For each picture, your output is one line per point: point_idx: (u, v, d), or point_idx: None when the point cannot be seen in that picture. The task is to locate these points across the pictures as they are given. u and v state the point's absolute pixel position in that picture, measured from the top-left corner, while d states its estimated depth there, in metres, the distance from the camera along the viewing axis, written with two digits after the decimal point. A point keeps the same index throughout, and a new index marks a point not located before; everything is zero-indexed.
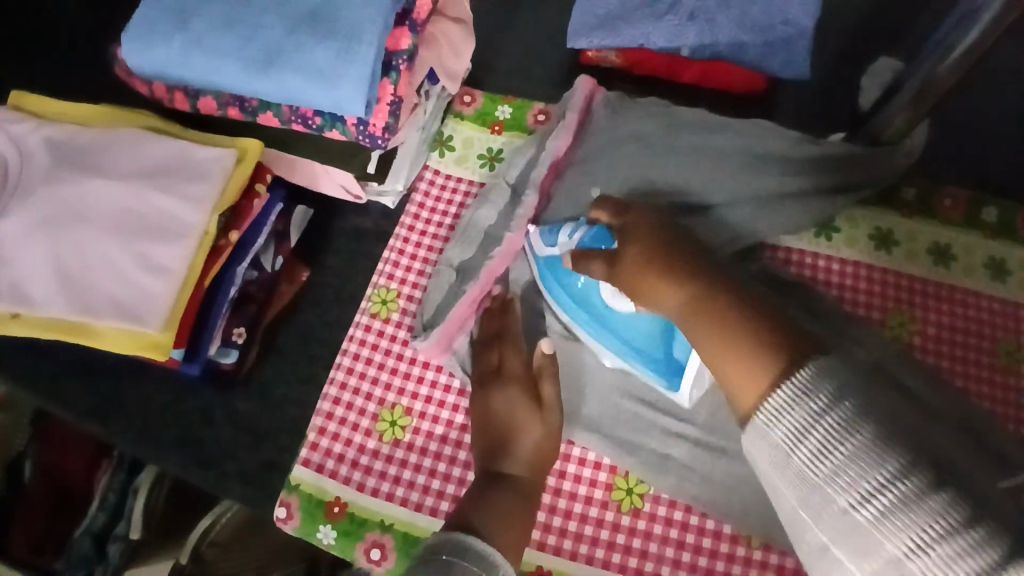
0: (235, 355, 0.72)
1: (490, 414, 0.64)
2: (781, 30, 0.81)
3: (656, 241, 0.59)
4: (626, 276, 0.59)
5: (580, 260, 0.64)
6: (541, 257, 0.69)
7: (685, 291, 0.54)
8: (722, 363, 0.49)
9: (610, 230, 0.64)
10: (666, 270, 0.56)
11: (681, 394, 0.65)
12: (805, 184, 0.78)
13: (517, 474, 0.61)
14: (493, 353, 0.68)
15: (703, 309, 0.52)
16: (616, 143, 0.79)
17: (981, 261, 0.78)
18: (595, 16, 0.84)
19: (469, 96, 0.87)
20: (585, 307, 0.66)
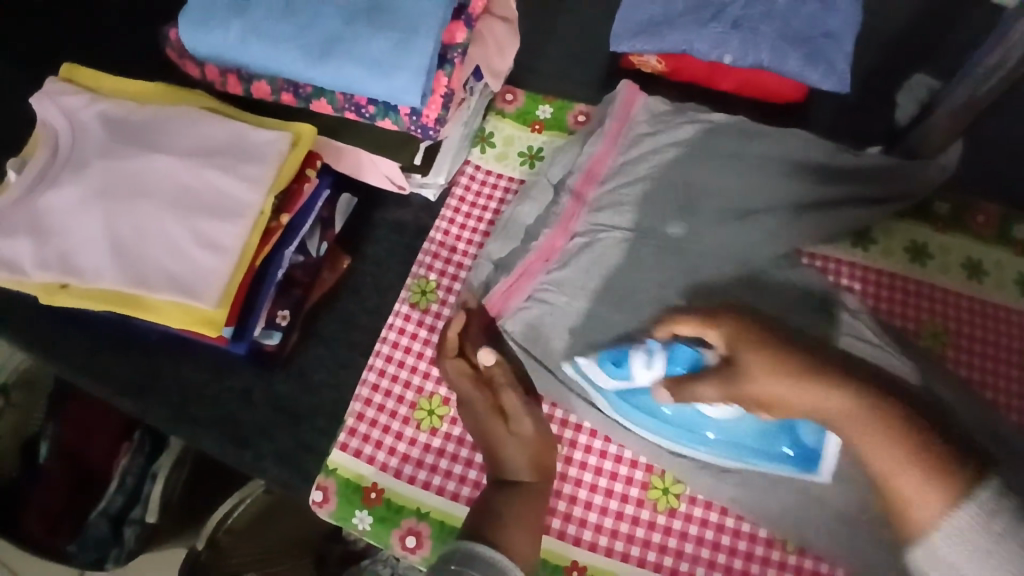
0: (277, 338, 0.72)
1: (477, 429, 0.66)
2: (823, 42, 0.81)
3: (759, 332, 0.57)
4: (748, 378, 0.55)
5: (678, 388, 0.59)
6: (608, 390, 0.66)
7: (835, 391, 0.52)
8: (880, 463, 0.49)
9: (700, 347, 0.61)
10: (792, 366, 0.54)
11: (819, 473, 0.61)
12: (843, 194, 0.79)
13: (522, 479, 0.63)
14: (459, 370, 0.69)
15: (865, 413, 0.51)
16: (655, 151, 0.81)
17: (1014, 277, 0.79)
18: (638, 22, 0.85)
19: (511, 94, 0.88)
20: (684, 429, 0.64)
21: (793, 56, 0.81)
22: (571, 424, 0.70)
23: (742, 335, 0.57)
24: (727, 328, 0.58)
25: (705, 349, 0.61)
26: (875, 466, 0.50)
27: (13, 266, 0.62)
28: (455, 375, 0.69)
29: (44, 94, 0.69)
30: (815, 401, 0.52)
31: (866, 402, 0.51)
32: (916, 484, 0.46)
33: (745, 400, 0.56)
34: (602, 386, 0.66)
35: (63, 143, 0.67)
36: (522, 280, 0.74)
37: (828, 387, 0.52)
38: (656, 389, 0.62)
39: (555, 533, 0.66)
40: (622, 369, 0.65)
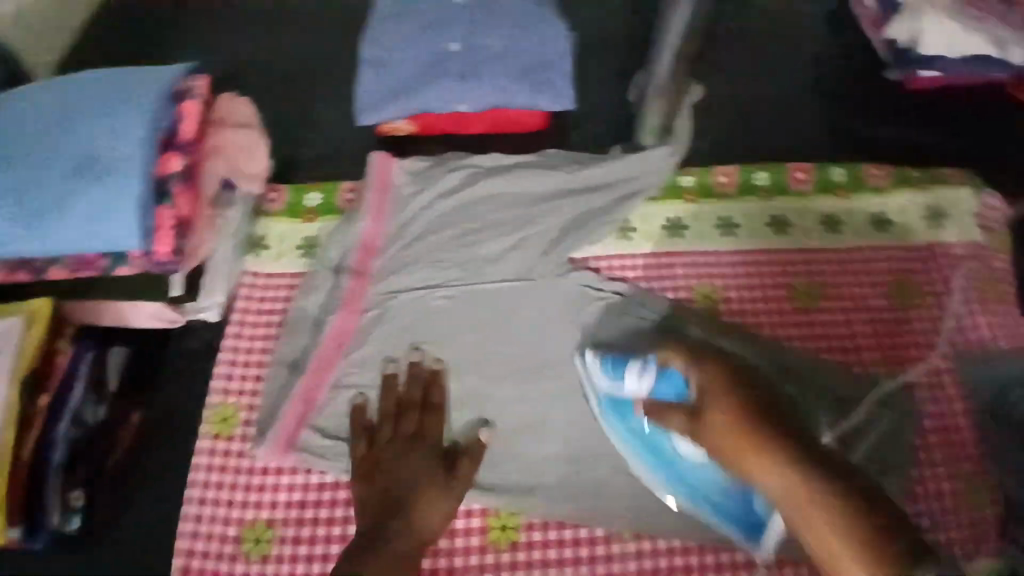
0: (79, 519, 0.70)
1: (391, 485, 0.65)
2: (544, 69, 0.87)
3: (733, 379, 0.63)
4: (704, 434, 0.62)
5: (654, 412, 0.66)
6: (602, 392, 0.71)
7: (774, 460, 0.57)
8: (769, 476, 0.57)
9: (686, 380, 0.65)
10: (743, 430, 0.60)
11: (762, 544, 0.65)
12: (596, 200, 0.87)
13: (399, 539, 0.62)
14: (412, 420, 0.70)
15: (783, 474, 0.56)
16: (422, 209, 0.85)
17: (764, 221, 0.88)
18: (378, 92, 0.88)
19: (274, 192, 0.88)
20: (655, 456, 0.68)
21: (520, 89, 0.86)
22: None
23: (710, 386, 0.63)
24: (712, 375, 0.64)
25: (690, 386, 0.65)
26: (793, 513, 0.55)
27: None
28: (402, 425, 0.70)
29: None
30: (748, 462, 0.59)
31: (807, 465, 0.56)
32: (832, 534, 0.52)
33: (715, 449, 0.62)
34: (596, 380, 0.72)
35: None
36: (320, 373, 0.74)
37: (750, 432, 0.59)
38: (638, 404, 0.68)
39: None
40: (616, 371, 0.70)
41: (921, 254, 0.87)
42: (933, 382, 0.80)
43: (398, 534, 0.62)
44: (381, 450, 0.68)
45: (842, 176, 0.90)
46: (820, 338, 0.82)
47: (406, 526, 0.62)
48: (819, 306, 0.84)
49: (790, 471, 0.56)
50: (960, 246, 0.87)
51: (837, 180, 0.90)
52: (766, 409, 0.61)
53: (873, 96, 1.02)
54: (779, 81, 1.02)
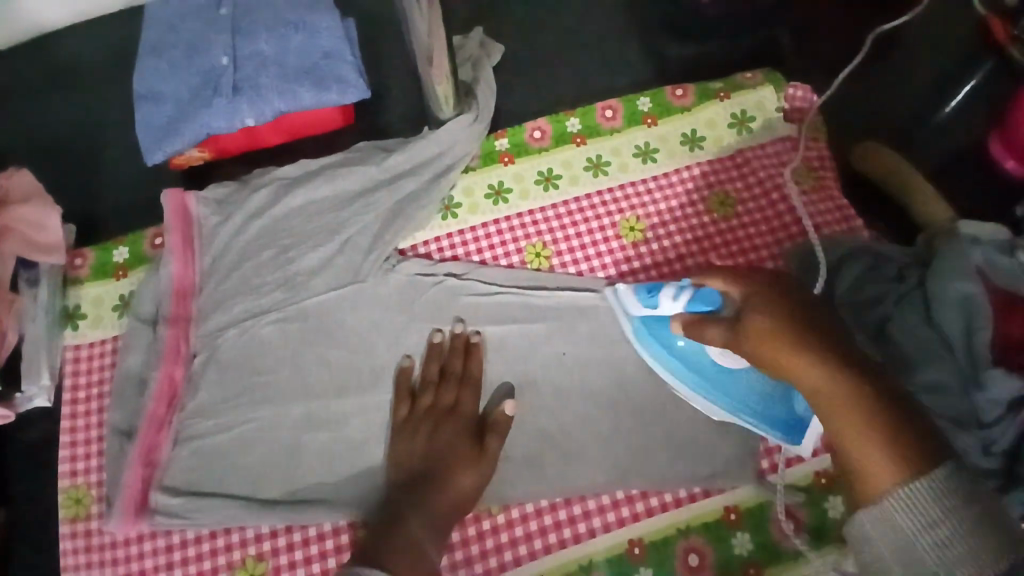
0: None
1: (432, 448, 0.70)
2: (324, 63, 0.85)
3: (772, 296, 0.59)
4: (746, 345, 0.59)
5: (692, 327, 0.66)
6: (638, 315, 0.75)
7: (805, 352, 0.55)
8: (835, 404, 0.52)
9: (714, 290, 0.65)
10: (789, 322, 0.57)
11: (802, 444, 0.70)
12: (411, 185, 0.85)
13: (417, 515, 0.67)
14: (439, 393, 0.74)
15: (818, 359, 0.54)
16: (234, 238, 0.82)
17: (583, 165, 0.88)
18: (158, 126, 0.84)
19: (79, 256, 0.83)
20: (704, 381, 0.71)
21: (302, 90, 0.84)
22: (268, 530, 0.70)
23: (754, 297, 0.60)
24: (755, 290, 0.61)
25: (720, 295, 0.65)
26: (822, 396, 0.53)
27: None
28: (431, 399, 0.73)
29: None
30: (795, 364, 0.55)
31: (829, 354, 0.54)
32: (867, 446, 0.50)
33: (756, 359, 0.58)
34: (632, 308, 0.75)
35: None
36: (156, 432, 0.72)
37: (798, 331, 0.56)
38: (674, 324, 0.69)
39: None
40: (653, 295, 0.73)
41: (738, 161, 0.89)
42: None
43: (413, 523, 0.66)
44: (404, 424, 0.72)
45: (647, 105, 0.91)
46: (655, 268, 0.84)
47: (419, 512, 0.67)
48: (648, 236, 0.85)
49: (838, 374, 0.53)
50: (771, 145, 0.90)
51: (644, 111, 0.90)
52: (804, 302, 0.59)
53: (675, 20, 1.04)
54: (583, 25, 1.02)
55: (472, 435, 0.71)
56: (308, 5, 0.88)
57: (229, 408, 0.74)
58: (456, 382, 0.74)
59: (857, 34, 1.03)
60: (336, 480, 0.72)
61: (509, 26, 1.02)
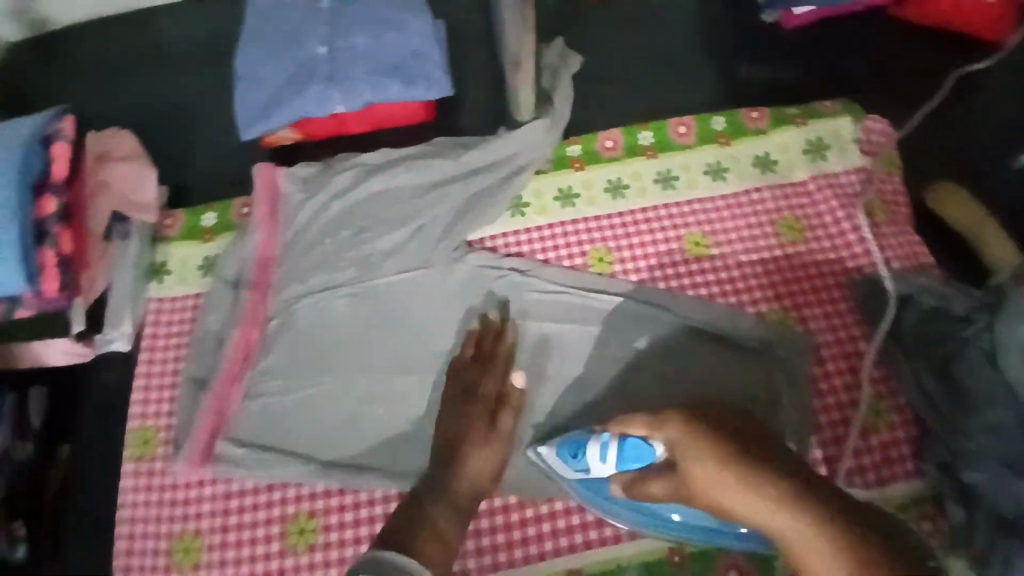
0: (24, 548, 0.74)
1: (453, 428, 0.70)
2: (413, 61, 0.90)
3: (699, 429, 0.61)
4: (702, 495, 0.58)
5: (633, 487, 0.66)
6: (576, 482, 0.71)
7: (766, 499, 0.54)
8: (806, 551, 0.51)
9: (642, 438, 0.64)
10: (728, 471, 0.57)
11: None
12: (484, 181, 0.89)
13: (441, 496, 0.66)
14: (462, 374, 0.74)
15: (771, 503, 0.53)
16: (315, 214, 0.87)
17: (652, 178, 0.89)
18: (255, 106, 0.89)
19: (170, 217, 0.89)
20: (709, 532, 0.67)
21: (391, 83, 0.88)
22: (320, 491, 0.73)
23: (692, 436, 0.60)
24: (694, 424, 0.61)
25: (649, 440, 0.64)
26: (792, 543, 0.52)
27: None
28: (458, 380, 0.74)
29: None
30: (759, 507, 0.54)
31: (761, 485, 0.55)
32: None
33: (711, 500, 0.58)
34: (566, 476, 0.71)
35: None
36: (229, 385, 0.77)
37: (750, 462, 0.57)
38: (614, 486, 0.68)
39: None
40: (580, 459, 0.69)
41: (809, 188, 0.89)
42: (823, 312, 0.83)
43: (434, 508, 0.65)
44: (444, 405, 0.73)
45: (721, 124, 0.92)
46: (717, 285, 0.84)
47: (440, 492, 0.66)
48: (712, 253, 0.86)
49: (799, 506, 0.52)
50: (843, 175, 0.90)
51: (717, 129, 0.92)
52: (726, 441, 0.59)
53: (753, 46, 1.05)
54: (660, 44, 1.05)
55: (488, 414, 0.71)
56: (402, 5, 0.93)
57: (296, 371, 0.78)
58: (475, 363, 0.75)
59: (938, 73, 1.02)
60: (389, 451, 0.74)
61: (588, 40, 1.05)
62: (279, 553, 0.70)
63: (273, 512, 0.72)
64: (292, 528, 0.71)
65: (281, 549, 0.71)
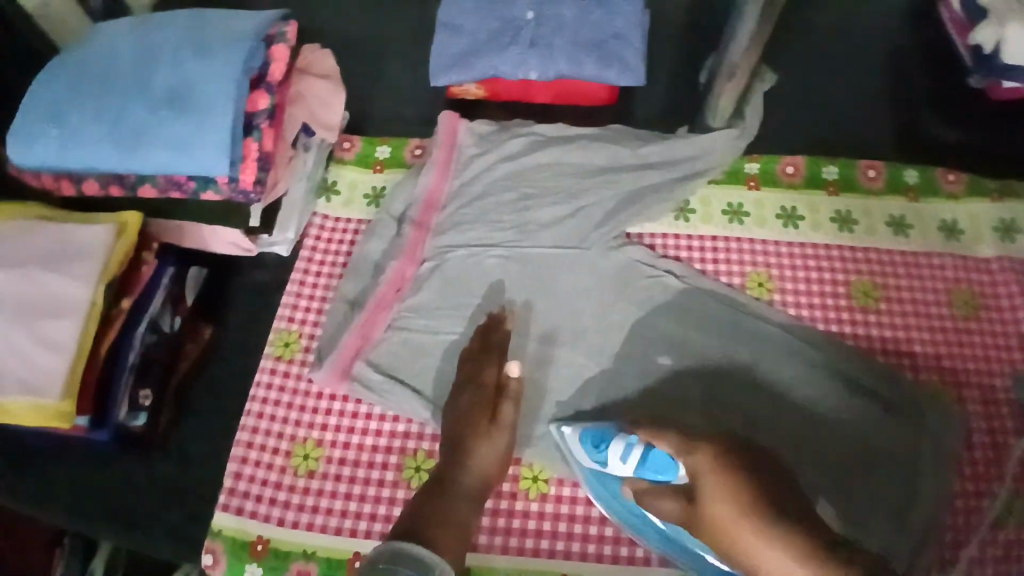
0: (144, 418, 0.73)
1: (456, 414, 0.70)
2: (614, 44, 0.89)
3: (728, 462, 0.60)
4: (704, 525, 0.59)
5: (645, 497, 0.64)
6: (587, 468, 0.69)
7: (764, 536, 0.55)
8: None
9: (675, 459, 0.62)
10: (743, 518, 0.57)
11: None
12: (656, 177, 0.87)
13: (463, 481, 0.66)
14: (487, 359, 0.74)
15: (762, 538, 0.55)
16: (485, 171, 0.88)
17: (829, 216, 0.86)
18: (449, 56, 0.91)
19: (348, 142, 0.93)
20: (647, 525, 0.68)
21: (588, 64, 0.87)
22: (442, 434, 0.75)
23: (711, 470, 0.60)
24: (716, 461, 0.61)
25: (680, 465, 0.62)
26: None
27: None
28: (467, 364, 0.74)
29: None
30: (740, 546, 0.56)
31: (763, 523, 0.56)
32: None
33: (702, 530, 0.59)
34: (582, 461, 0.69)
35: None
36: (377, 312, 0.79)
37: (752, 504, 0.57)
38: (626, 489, 0.66)
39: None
40: (600, 453, 0.67)
41: (993, 265, 0.84)
42: (984, 397, 0.78)
43: (451, 501, 0.64)
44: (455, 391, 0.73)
45: (913, 178, 0.89)
46: (875, 339, 0.81)
47: (455, 484, 0.66)
48: (877, 307, 0.82)
49: (796, 540, 0.54)
50: None
51: (908, 183, 0.88)
52: (763, 489, 0.58)
53: (951, 105, 1.00)
54: (851, 85, 1.01)
55: (494, 405, 0.70)
56: None
57: (441, 316, 0.79)
58: (476, 357, 0.75)
59: None
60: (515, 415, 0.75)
61: (778, 64, 1.02)
62: (396, 484, 0.71)
63: (395, 442, 0.73)
64: (409, 464, 0.72)
65: (395, 481, 0.71)
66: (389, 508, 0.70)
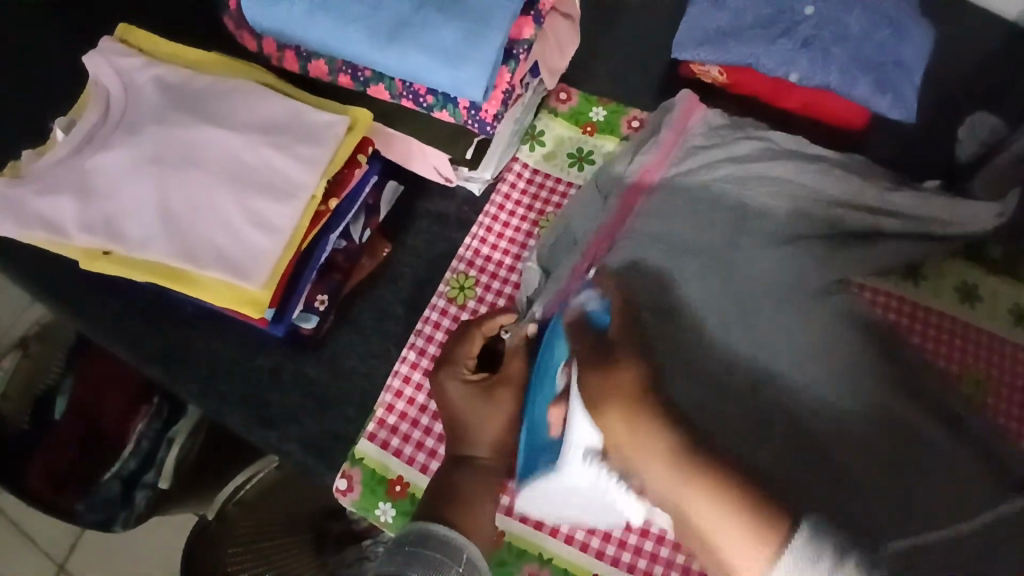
0: (315, 321, 0.70)
1: (443, 402, 0.66)
2: (892, 69, 0.78)
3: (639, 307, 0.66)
4: (601, 400, 0.57)
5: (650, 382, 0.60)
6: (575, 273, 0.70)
7: (642, 417, 0.56)
8: (646, 450, 0.54)
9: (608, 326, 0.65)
10: (626, 387, 0.58)
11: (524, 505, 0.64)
12: (900, 227, 0.73)
13: (478, 456, 0.65)
14: (474, 343, 0.68)
15: (665, 459, 0.53)
16: (712, 164, 0.74)
17: (1007, 306, 0.76)
18: (705, 31, 0.81)
19: (565, 93, 0.86)
20: (542, 367, 0.66)
21: (861, 81, 0.77)
22: None
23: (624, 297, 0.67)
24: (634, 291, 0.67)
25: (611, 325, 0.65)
26: (622, 453, 0.55)
27: (55, 226, 0.60)
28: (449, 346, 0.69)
29: (99, 51, 0.67)
30: (601, 388, 0.58)
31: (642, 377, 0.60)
32: (701, 490, 0.52)
33: (590, 363, 0.61)
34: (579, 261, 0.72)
35: (113, 104, 0.64)
36: (568, 286, 0.71)
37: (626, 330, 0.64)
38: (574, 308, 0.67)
39: (561, 537, 0.66)
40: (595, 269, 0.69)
41: None
42: None
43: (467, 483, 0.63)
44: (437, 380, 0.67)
45: None
46: None
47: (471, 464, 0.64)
48: None
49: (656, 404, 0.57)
50: None
51: None
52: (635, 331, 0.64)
53: None
54: None
55: (483, 390, 0.65)
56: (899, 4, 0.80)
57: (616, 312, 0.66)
58: (456, 337, 0.69)
59: None
60: None
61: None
62: None
63: None
64: None
65: None
66: None
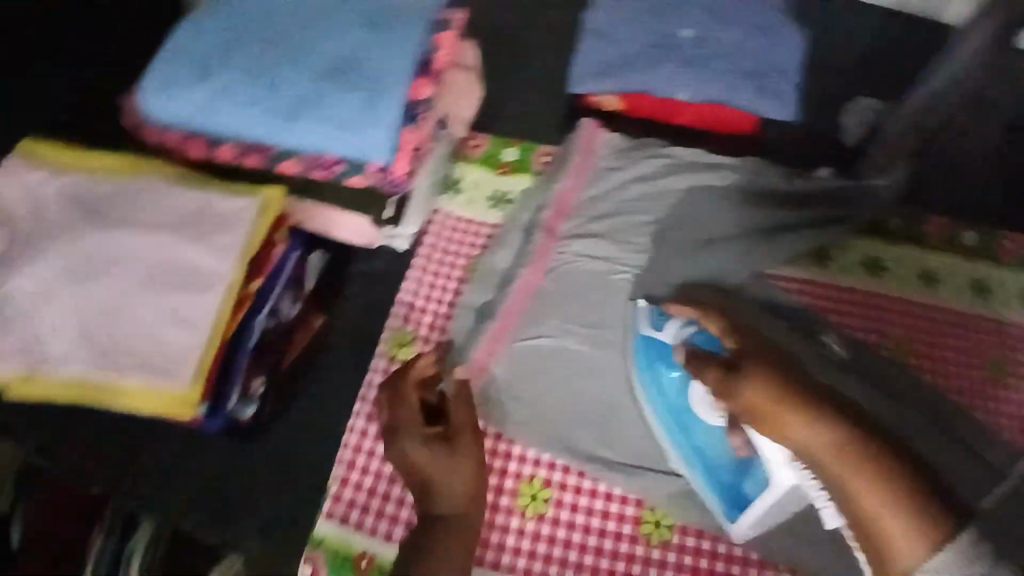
0: (253, 409, 0.68)
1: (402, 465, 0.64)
2: (770, 75, 0.84)
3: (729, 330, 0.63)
4: (761, 412, 0.56)
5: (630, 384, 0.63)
6: (644, 335, 0.69)
7: (819, 424, 0.54)
8: (830, 460, 0.53)
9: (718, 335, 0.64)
10: (780, 391, 0.56)
11: (735, 523, 0.64)
12: (801, 218, 0.78)
13: (450, 513, 0.63)
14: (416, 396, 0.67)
15: (834, 451, 0.53)
16: (623, 185, 0.80)
17: (914, 271, 0.80)
18: (597, 64, 0.89)
19: (475, 139, 0.89)
20: (666, 404, 0.67)
21: None
22: (559, 464, 0.70)
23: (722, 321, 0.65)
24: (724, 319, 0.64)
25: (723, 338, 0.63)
26: (813, 457, 0.54)
27: None
28: (392, 402, 0.68)
29: None
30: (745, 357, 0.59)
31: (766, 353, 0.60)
32: (877, 499, 0.50)
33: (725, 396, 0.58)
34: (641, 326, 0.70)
35: (17, 219, 0.64)
36: (505, 323, 0.74)
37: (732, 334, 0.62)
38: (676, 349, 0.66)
39: None
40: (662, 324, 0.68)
41: None
42: None
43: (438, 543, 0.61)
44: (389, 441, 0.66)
45: None
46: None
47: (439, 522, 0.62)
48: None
49: (831, 424, 0.54)
50: None
51: None
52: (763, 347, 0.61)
53: None
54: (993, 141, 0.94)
55: (438, 443, 0.64)
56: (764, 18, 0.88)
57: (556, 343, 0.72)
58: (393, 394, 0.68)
59: None
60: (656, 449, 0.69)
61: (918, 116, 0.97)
62: (512, 510, 0.68)
63: (518, 467, 0.69)
64: (525, 491, 0.69)
65: (510, 507, 0.68)
66: (503, 536, 0.67)
